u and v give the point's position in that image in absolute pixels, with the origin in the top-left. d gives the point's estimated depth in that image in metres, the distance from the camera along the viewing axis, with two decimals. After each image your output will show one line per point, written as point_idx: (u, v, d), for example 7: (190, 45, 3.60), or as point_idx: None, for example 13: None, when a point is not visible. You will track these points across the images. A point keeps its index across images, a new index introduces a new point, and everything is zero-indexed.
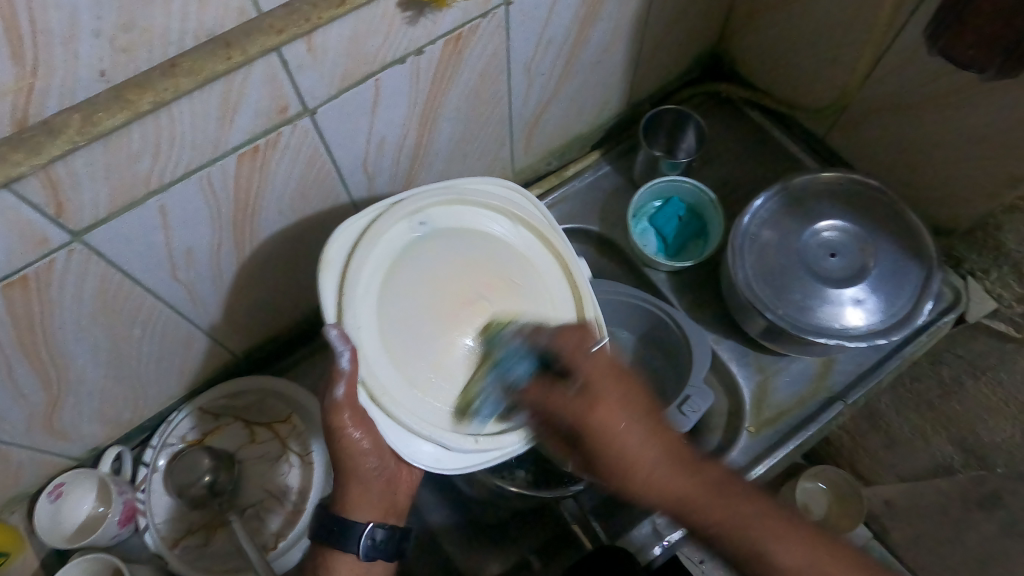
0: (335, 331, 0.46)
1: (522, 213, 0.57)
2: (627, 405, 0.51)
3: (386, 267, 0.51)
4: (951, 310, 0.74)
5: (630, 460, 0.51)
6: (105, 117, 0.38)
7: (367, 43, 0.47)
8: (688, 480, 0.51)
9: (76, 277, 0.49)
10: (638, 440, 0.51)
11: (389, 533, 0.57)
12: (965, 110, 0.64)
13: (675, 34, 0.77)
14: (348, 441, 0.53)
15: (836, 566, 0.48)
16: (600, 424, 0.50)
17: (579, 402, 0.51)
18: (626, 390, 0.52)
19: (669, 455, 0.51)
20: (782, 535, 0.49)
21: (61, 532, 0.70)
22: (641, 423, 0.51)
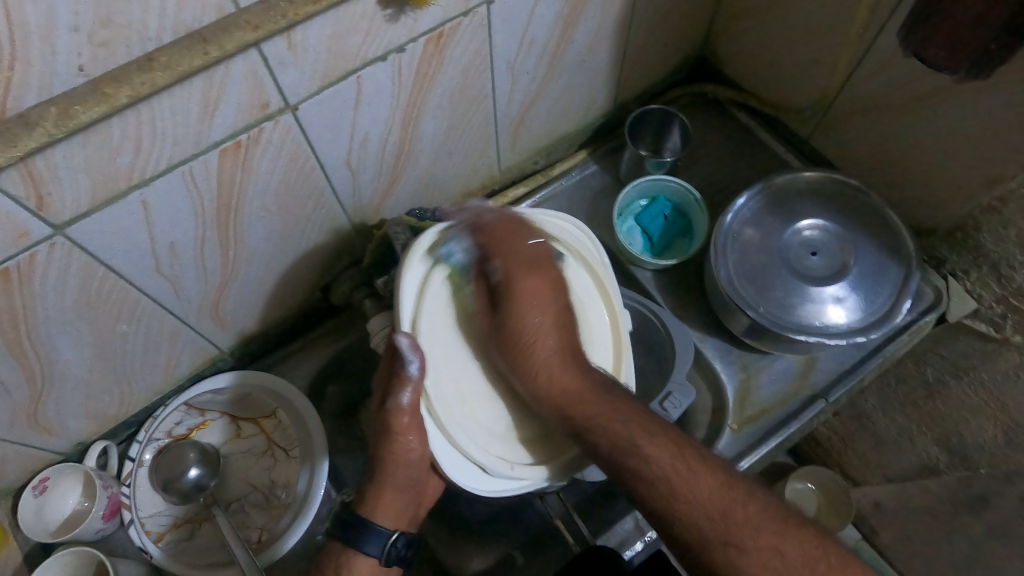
0: (406, 340, 0.53)
1: (582, 251, 0.63)
2: (553, 283, 0.58)
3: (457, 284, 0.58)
4: (931, 310, 0.75)
5: (536, 333, 0.56)
6: (82, 110, 0.38)
7: (346, 41, 0.48)
8: (580, 370, 0.56)
9: (59, 270, 0.49)
10: (550, 318, 0.57)
11: (407, 541, 0.59)
12: (942, 111, 0.64)
13: (660, 35, 0.78)
14: (401, 446, 0.57)
15: (708, 468, 0.51)
16: (530, 283, 0.57)
17: (518, 263, 0.57)
18: (554, 271, 0.59)
19: (567, 348, 0.57)
20: (655, 431, 0.53)
21: (45, 526, 0.71)
22: (561, 308, 0.58)
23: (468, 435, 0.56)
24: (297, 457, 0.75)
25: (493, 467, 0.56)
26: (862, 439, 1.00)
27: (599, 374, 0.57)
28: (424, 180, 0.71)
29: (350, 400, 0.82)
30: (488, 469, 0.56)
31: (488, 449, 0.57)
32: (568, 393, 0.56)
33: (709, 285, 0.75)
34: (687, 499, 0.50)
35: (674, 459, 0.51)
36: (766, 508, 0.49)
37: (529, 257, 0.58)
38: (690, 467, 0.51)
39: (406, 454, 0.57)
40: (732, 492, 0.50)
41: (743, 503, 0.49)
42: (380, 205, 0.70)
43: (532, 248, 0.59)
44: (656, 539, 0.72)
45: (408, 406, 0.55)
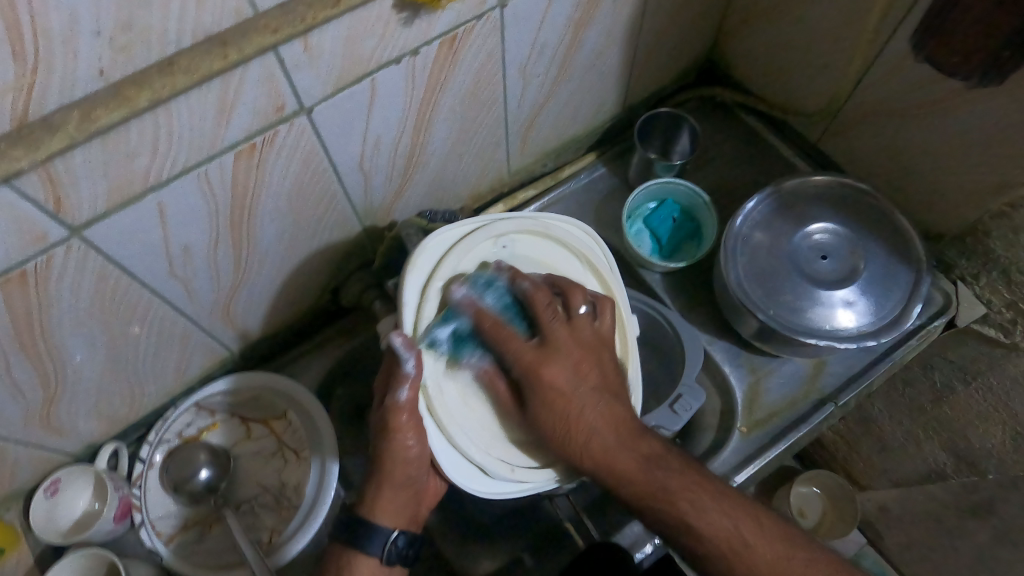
0: (399, 339, 0.54)
1: (588, 255, 0.64)
2: (575, 368, 0.57)
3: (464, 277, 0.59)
4: (941, 315, 0.74)
5: (569, 422, 0.56)
6: (103, 114, 0.39)
7: (361, 45, 0.48)
8: (624, 450, 0.56)
9: (74, 273, 0.50)
10: (583, 405, 0.56)
11: (408, 540, 0.60)
12: (952, 115, 0.64)
13: (670, 38, 0.78)
14: (398, 446, 0.57)
15: (762, 537, 0.52)
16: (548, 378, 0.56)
17: (531, 354, 0.57)
18: (580, 355, 0.58)
19: (607, 427, 0.56)
20: (707, 506, 0.53)
21: (57, 528, 0.71)
22: (592, 392, 0.57)
23: (468, 436, 0.56)
24: (308, 458, 0.75)
25: (494, 468, 0.57)
26: (868, 443, 1.00)
27: (646, 447, 0.56)
28: (434, 182, 0.72)
29: (359, 402, 0.82)
30: (487, 470, 0.56)
31: (489, 450, 0.57)
32: (617, 473, 0.55)
33: (717, 288, 0.75)
34: (748, 573, 0.51)
35: (730, 535, 0.52)
36: (826, 573, 0.51)
37: (552, 341, 0.57)
38: (746, 542, 0.52)
39: (405, 453, 0.57)
40: (790, 564, 0.51)
41: (803, 570, 0.51)
42: (391, 206, 0.71)
43: (556, 328, 0.58)
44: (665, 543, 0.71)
45: (406, 403, 0.55)
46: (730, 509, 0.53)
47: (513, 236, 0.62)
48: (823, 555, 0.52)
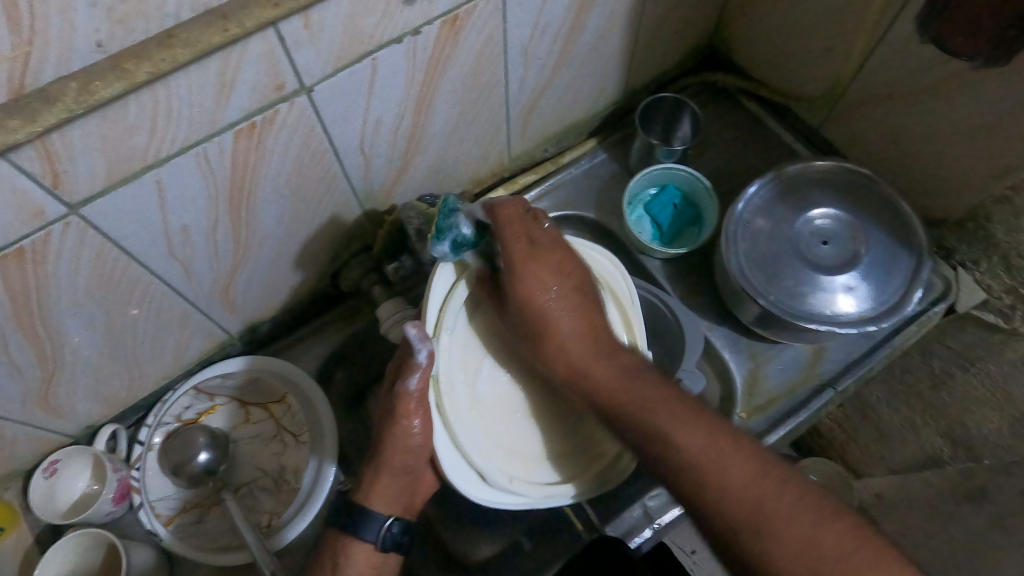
0: (415, 330, 0.56)
1: (612, 287, 0.65)
2: (559, 277, 0.59)
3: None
4: (941, 300, 0.75)
5: (547, 319, 0.58)
6: (102, 86, 0.38)
7: (363, 22, 0.47)
8: (599, 356, 0.57)
9: (72, 251, 0.49)
10: (561, 305, 0.58)
11: (404, 527, 0.63)
12: (955, 101, 0.64)
13: (672, 23, 0.78)
14: (403, 431, 0.61)
15: (734, 449, 0.49)
16: (531, 278, 0.57)
17: (522, 249, 0.58)
18: (561, 260, 0.60)
19: (584, 332, 0.58)
20: (685, 416, 0.52)
21: (56, 507, 0.71)
22: (570, 297, 0.59)
23: (472, 439, 0.59)
24: (307, 443, 0.75)
25: (492, 475, 0.59)
26: (865, 430, 1.01)
27: (623, 361, 0.57)
28: (434, 166, 0.71)
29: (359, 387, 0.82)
30: (485, 477, 0.59)
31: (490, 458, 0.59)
32: (593, 377, 0.56)
33: (718, 274, 0.75)
34: (715, 489, 0.48)
35: (702, 444, 0.50)
36: (800, 501, 0.46)
37: (535, 243, 0.59)
38: (721, 455, 0.49)
39: (407, 440, 0.61)
40: (763, 480, 0.47)
41: (776, 491, 0.47)
42: (391, 190, 0.70)
43: (541, 237, 0.59)
44: (663, 529, 0.72)
45: (415, 392, 0.59)
46: (704, 423, 0.51)
47: None
48: (801, 482, 0.48)
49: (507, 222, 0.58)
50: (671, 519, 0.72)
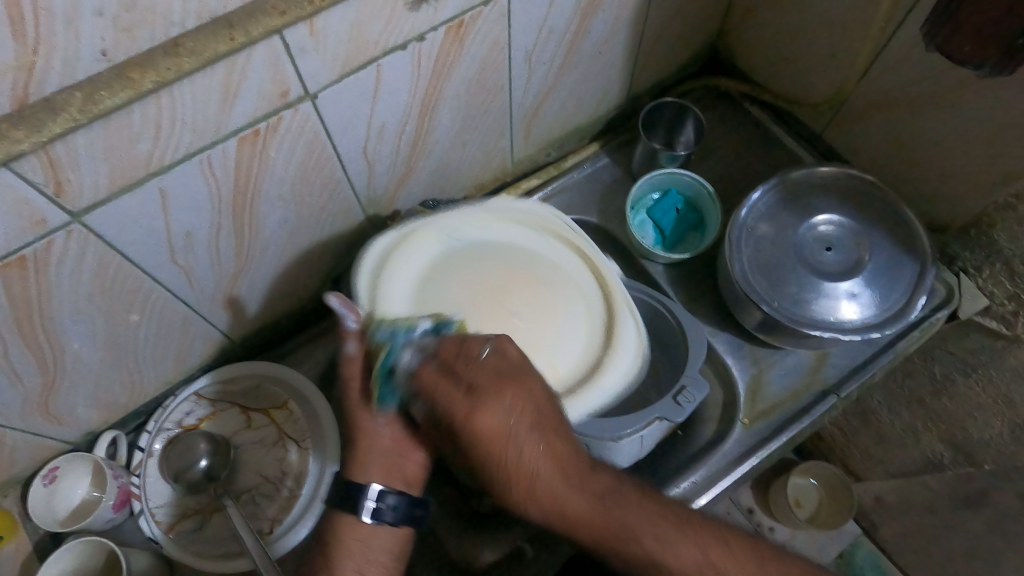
0: (336, 298, 0.54)
1: (538, 222, 0.69)
2: (509, 408, 0.51)
3: (423, 274, 0.61)
4: (943, 306, 0.75)
5: (508, 468, 0.52)
6: (106, 95, 0.38)
7: (369, 29, 0.47)
8: (571, 489, 0.52)
9: (74, 259, 0.49)
10: (524, 454, 0.51)
11: (399, 496, 0.57)
12: (959, 107, 0.64)
13: (676, 27, 0.78)
14: (357, 393, 0.56)
15: (726, 552, 0.53)
16: (484, 430, 0.51)
17: (460, 404, 0.50)
18: (509, 391, 0.51)
19: (553, 466, 0.52)
20: (675, 538, 0.53)
21: (55, 516, 0.70)
22: (528, 435, 0.51)
23: None
24: (309, 449, 0.74)
25: None
26: (866, 434, 1.00)
27: (596, 484, 0.53)
28: (437, 171, 0.71)
29: None
30: None
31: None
32: (570, 517, 0.52)
33: (721, 280, 0.75)
34: None
35: (698, 560, 0.53)
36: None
37: (474, 380, 0.51)
38: (716, 564, 0.53)
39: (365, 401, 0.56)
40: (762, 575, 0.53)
41: None
42: (394, 195, 0.70)
43: (474, 374, 0.51)
44: None
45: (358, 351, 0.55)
46: (678, 531, 0.53)
47: (461, 226, 0.66)
48: (790, 560, 0.54)
49: (435, 383, 0.51)
50: None
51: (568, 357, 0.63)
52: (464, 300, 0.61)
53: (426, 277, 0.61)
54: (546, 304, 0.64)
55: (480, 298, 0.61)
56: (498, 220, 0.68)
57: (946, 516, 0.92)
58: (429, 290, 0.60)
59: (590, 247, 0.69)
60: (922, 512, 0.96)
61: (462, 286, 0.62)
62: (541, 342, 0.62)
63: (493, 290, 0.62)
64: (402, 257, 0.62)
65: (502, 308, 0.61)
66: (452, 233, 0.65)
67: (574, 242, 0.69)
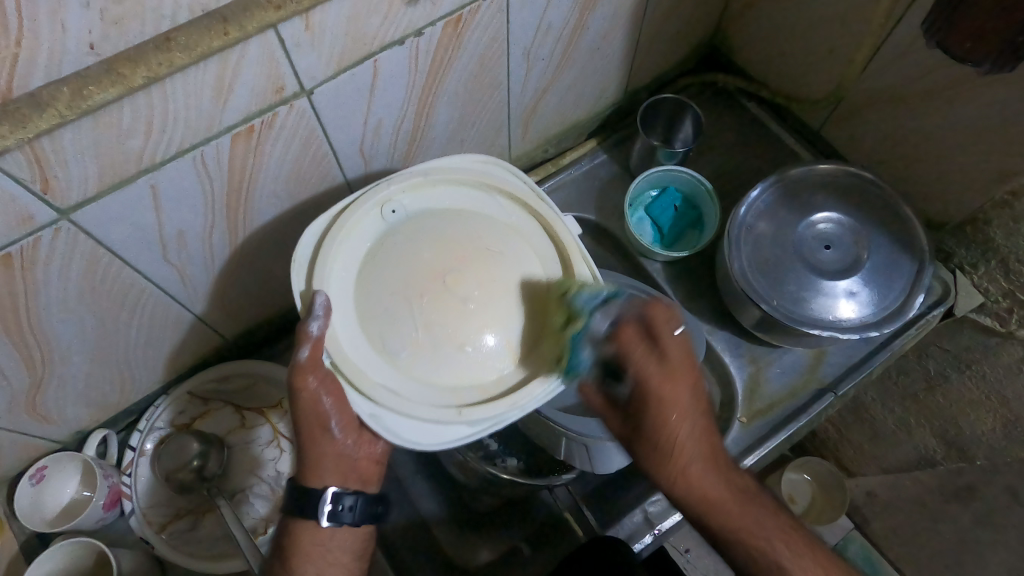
0: (321, 295, 0.49)
1: (495, 182, 0.56)
2: (692, 391, 0.50)
3: (358, 262, 0.52)
4: (940, 303, 0.75)
5: (675, 445, 0.50)
6: (96, 91, 0.37)
7: (365, 24, 0.46)
8: (722, 481, 0.51)
9: (63, 256, 0.48)
10: (690, 434, 0.50)
11: (357, 498, 0.56)
12: (958, 105, 0.64)
13: (674, 22, 0.77)
14: (311, 406, 0.51)
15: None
16: (664, 408, 0.49)
17: (658, 374, 0.49)
18: (695, 378, 0.50)
19: (709, 453, 0.51)
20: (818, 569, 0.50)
21: (42, 515, 0.69)
22: (701, 419, 0.50)
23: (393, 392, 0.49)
24: None
25: (436, 415, 0.49)
26: (860, 430, 1.01)
27: (741, 482, 0.52)
28: None
29: None
30: (431, 421, 0.49)
31: (433, 398, 0.49)
32: (714, 506, 0.50)
33: (720, 278, 0.75)
34: None
35: None
36: None
37: (671, 355, 0.50)
38: None
39: (319, 413, 0.51)
40: None
41: None
42: None
43: (671, 346, 0.50)
44: (664, 534, 0.72)
45: (309, 363, 0.49)
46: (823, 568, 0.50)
47: (401, 199, 0.54)
48: None
49: (636, 348, 0.50)
50: (673, 524, 0.71)
51: (524, 341, 0.52)
52: (399, 287, 0.50)
53: (358, 266, 0.52)
54: (499, 277, 0.52)
55: (416, 282, 0.50)
56: (446, 182, 0.55)
57: (938, 511, 0.93)
58: (362, 282, 0.51)
59: (550, 205, 0.57)
60: (914, 507, 0.97)
61: (396, 269, 0.50)
62: (493, 324, 0.51)
63: (432, 268, 0.50)
64: (333, 246, 0.52)
65: (442, 289, 0.50)
66: (391, 203, 0.54)
67: (533, 205, 0.56)
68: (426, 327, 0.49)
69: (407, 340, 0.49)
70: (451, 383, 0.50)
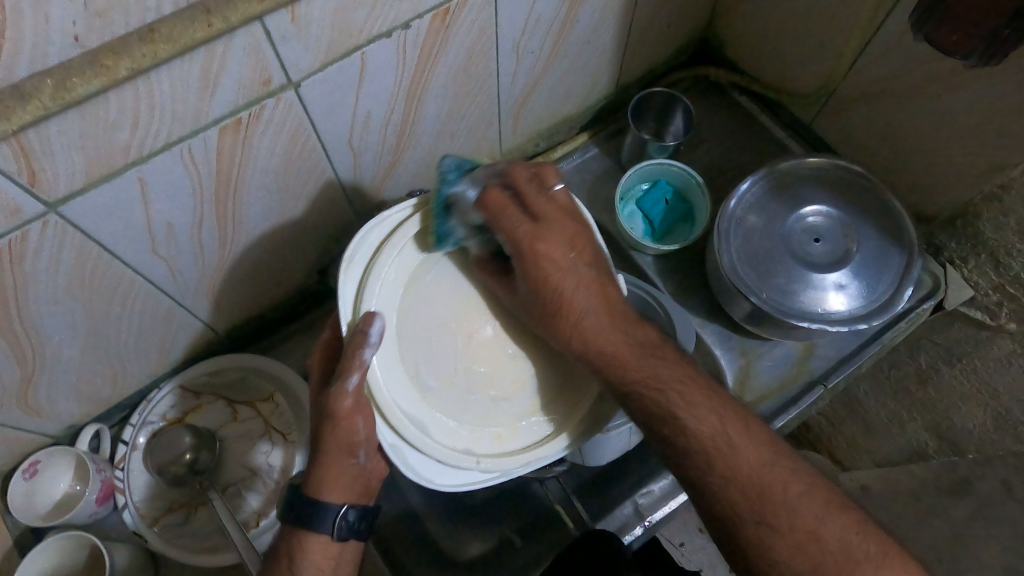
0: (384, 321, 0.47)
1: None
2: (569, 243, 0.51)
3: (408, 276, 0.51)
4: (930, 297, 0.76)
5: (560, 298, 0.50)
6: (79, 83, 0.37)
7: (351, 16, 0.46)
8: (615, 331, 0.51)
9: (52, 249, 0.48)
10: (574, 280, 0.50)
11: (361, 513, 0.52)
12: (945, 99, 0.64)
13: (665, 16, 0.77)
14: (345, 430, 0.49)
15: (747, 436, 0.48)
16: (543, 255, 0.50)
17: (527, 228, 0.50)
18: (573, 229, 0.51)
19: (602, 306, 0.51)
20: (703, 407, 0.49)
21: (35, 510, 0.69)
22: (586, 266, 0.51)
23: (422, 427, 0.49)
24: (297, 442, 0.74)
25: (457, 460, 0.50)
26: (852, 424, 1.01)
27: (641, 333, 0.52)
28: (425, 161, 0.70)
29: None
30: (449, 464, 0.49)
31: (453, 439, 0.50)
32: (607, 354, 0.50)
33: (711, 271, 0.75)
34: (730, 475, 0.47)
35: (718, 433, 0.48)
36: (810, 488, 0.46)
37: (541, 207, 0.51)
38: (735, 444, 0.47)
39: (350, 438, 0.49)
40: (774, 471, 0.47)
41: (785, 484, 0.46)
42: (380, 186, 0.69)
43: (542, 206, 0.51)
44: (654, 525, 0.75)
45: (353, 391, 0.47)
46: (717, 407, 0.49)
47: None
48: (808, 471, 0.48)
49: (501, 206, 0.50)
50: (663, 516, 0.75)
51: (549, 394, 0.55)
52: (442, 321, 0.52)
53: (407, 282, 0.51)
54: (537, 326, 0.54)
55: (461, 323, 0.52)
56: None
57: None
58: (410, 301, 0.51)
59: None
60: None
61: (447, 302, 0.52)
62: (525, 378, 0.54)
63: (478, 311, 0.53)
64: (391, 254, 0.50)
65: (485, 336, 0.53)
66: None
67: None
68: (465, 369, 0.52)
69: (445, 378, 0.51)
70: (473, 429, 0.51)
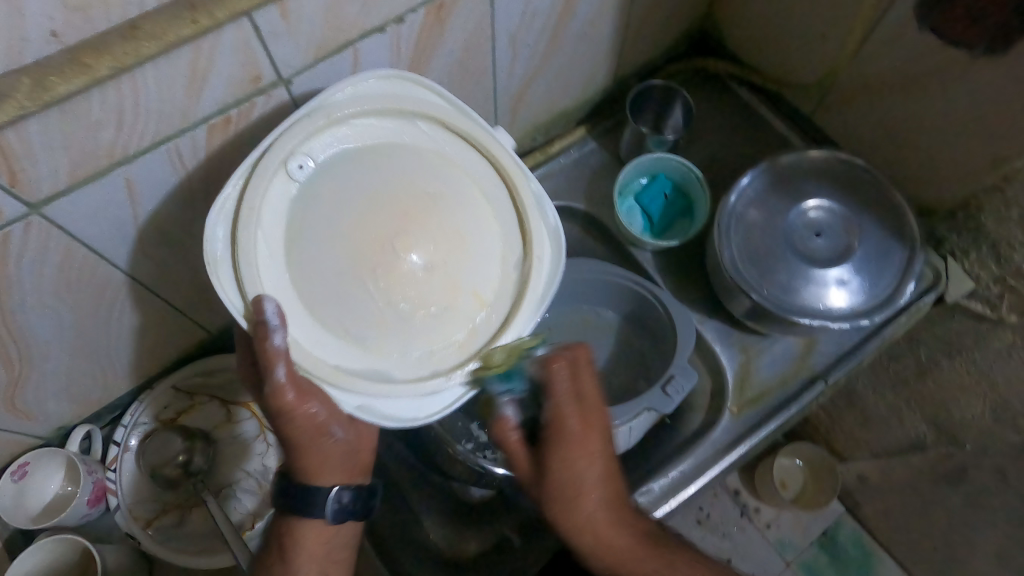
0: (274, 305, 0.43)
1: (409, 105, 0.49)
2: (599, 438, 0.55)
3: (283, 246, 0.46)
4: (930, 291, 0.75)
5: (577, 487, 0.54)
6: (58, 82, 0.36)
7: (344, 10, 0.45)
8: (621, 524, 0.55)
9: (36, 251, 0.46)
10: (596, 471, 0.55)
11: (355, 494, 0.55)
12: (948, 92, 0.63)
13: (664, 6, 0.75)
14: (304, 419, 0.48)
15: None
16: (573, 446, 0.54)
17: (573, 416, 0.55)
18: (604, 423, 0.56)
19: (611, 498, 0.55)
20: None
21: (25, 512, 0.68)
22: (603, 458, 0.55)
23: (369, 372, 0.47)
24: None
25: (428, 384, 0.48)
26: (851, 416, 1.01)
27: (643, 524, 0.56)
28: None
29: None
30: (424, 395, 0.48)
31: (416, 370, 0.48)
32: (612, 545, 0.54)
33: (710, 266, 0.74)
34: None
35: None
36: None
37: (592, 400, 0.56)
38: None
39: (312, 424, 0.49)
40: None
41: None
42: None
43: (587, 394, 0.56)
44: None
45: (289, 382, 0.46)
46: None
47: (305, 151, 0.46)
48: None
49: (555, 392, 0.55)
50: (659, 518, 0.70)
51: (489, 284, 0.51)
52: (340, 258, 0.46)
53: (285, 250, 0.45)
54: (445, 226, 0.49)
55: (357, 251, 0.46)
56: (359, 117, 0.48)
57: (928, 494, 0.96)
58: (298, 263, 0.46)
59: (474, 117, 0.52)
60: (904, 490, 0.99)
61: (333, 243, 0.46)
62: (455, 281, 0.49)
63: (378, 237, 0.47)
64: (246, 238, 0.44)
65: (394, 261, 0.47)
66: (294, 158, 0.46)
67: (448, 118, 0.50)
68: (388, 305, 0.47)
69: (374, 322, 0.47)
70: (430, 349, 0.49)
